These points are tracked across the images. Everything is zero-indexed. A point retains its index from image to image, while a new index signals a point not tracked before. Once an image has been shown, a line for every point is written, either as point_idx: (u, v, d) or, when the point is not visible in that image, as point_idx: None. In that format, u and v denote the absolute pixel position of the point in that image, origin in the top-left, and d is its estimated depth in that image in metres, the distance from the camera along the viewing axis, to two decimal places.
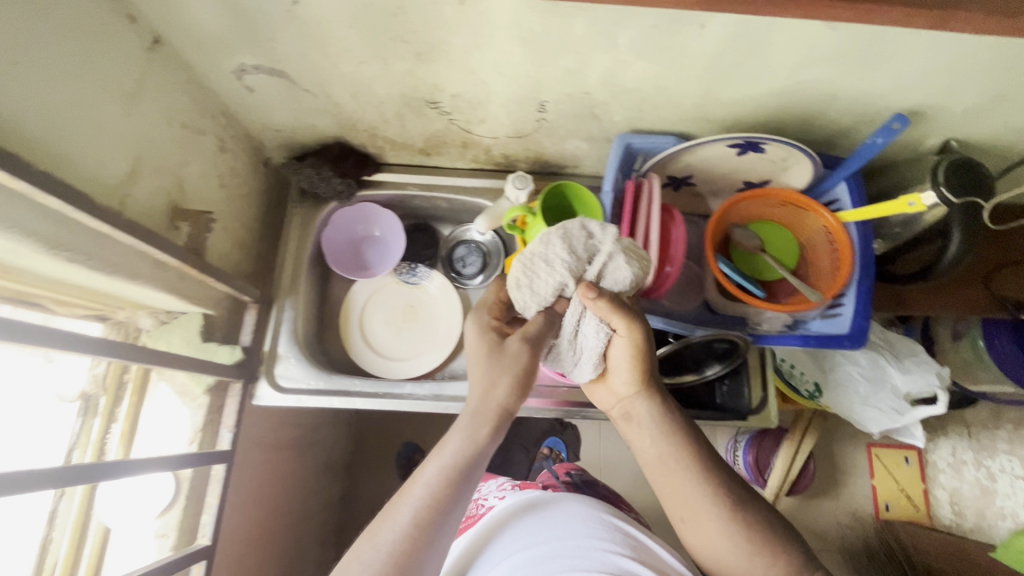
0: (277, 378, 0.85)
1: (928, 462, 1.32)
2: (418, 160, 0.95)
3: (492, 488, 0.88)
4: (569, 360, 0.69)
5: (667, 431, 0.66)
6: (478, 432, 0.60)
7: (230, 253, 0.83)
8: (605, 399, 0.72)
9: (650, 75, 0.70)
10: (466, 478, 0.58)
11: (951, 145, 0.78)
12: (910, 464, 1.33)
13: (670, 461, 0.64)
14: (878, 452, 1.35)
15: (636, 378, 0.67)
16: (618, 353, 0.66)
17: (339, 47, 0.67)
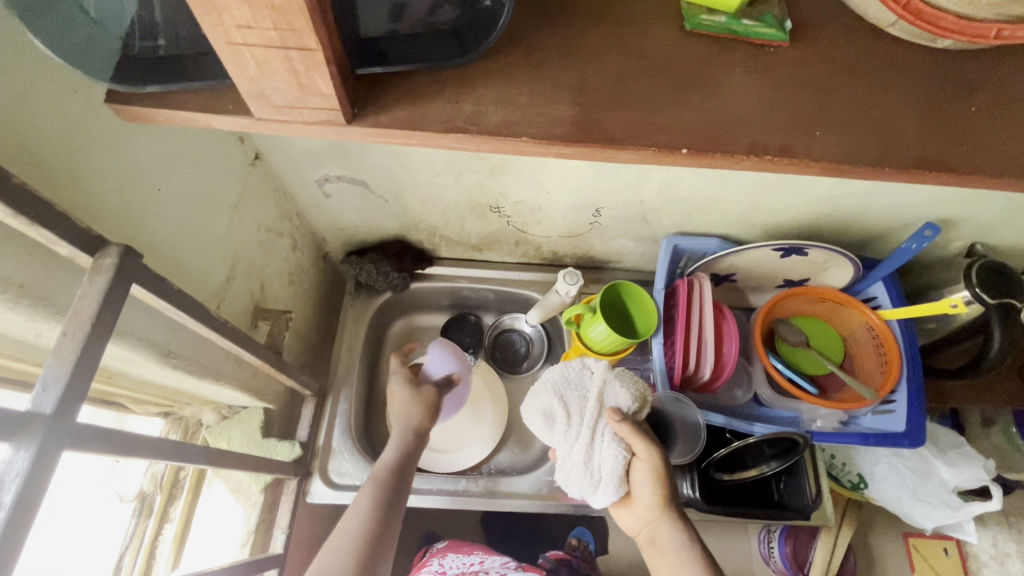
0: (330, 474, 0.83)
1: (969, 554, 1.25)
2: (469, 255, 1.00)
3: (495, 563, 0.90)
4: (590, 489, 0.66)
5: (691, 549, 0.63)
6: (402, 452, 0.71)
7: (293, 346, 0.85)
8: (631, 522, 0.68)
9: (702, 188, 0.77)
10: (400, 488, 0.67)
11: (977, 248, 0.84)
12: (950, 556, 1.26)
13: (688, 574, 0.61)
14: (916, 544, 1.27)
15: (662, 498, 0.64)
16: (640, 470, 0.64)
17: (422, 162, 0.74)
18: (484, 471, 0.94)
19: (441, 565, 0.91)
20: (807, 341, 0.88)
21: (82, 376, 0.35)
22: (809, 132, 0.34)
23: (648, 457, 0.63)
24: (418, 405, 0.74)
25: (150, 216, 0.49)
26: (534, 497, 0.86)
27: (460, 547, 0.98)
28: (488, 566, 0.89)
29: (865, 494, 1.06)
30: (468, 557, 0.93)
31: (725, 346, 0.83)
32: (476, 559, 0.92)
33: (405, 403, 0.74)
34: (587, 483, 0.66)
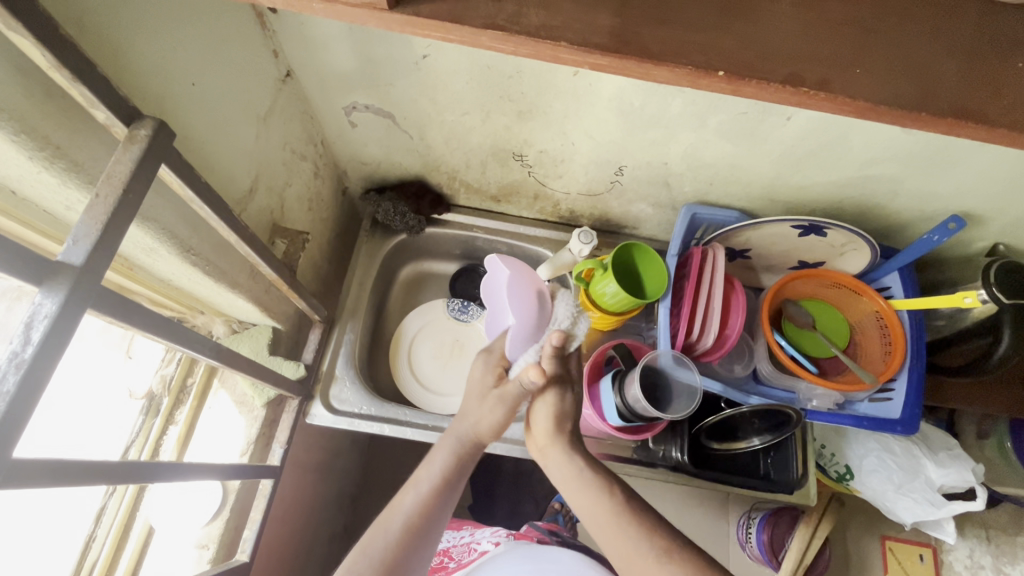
0: (331, 400, 0.85)
1: (944, 563, 1.28)
2: (486, 206, 1.01)
3: (485, 533, 0.97)
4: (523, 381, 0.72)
5: (582, 473, 0.63)
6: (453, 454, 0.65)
7: (306, 271, 0.87)
8: (536, 450, 0.71)
9: (729, 155, 0.76)
10: (446, 501, 0.62)
11: (999, 248, 0.83)
12: (925, 562, 1.28)
13: (580, 491, 0.62)
14: (893, 546, 1.30)
15: (553, 424, 0.66)
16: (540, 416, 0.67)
17: (450, 97, 0.73)
18: None
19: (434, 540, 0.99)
20: (815, 323, 0.88)
21: (111, 239, 0.36)
22: (849, 70, 0.34)
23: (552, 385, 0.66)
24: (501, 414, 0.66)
25: (180, 109, 0.50)
26: (526, 444, 0.88)
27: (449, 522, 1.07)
28: (479, 537, 0.97)
29: (850, 485, 1.06)
30: (458, 531, 1.02)
31: (732, 317, 0.83)
32: (466, 533, 1.00)
33: (483, 409, 0.67)
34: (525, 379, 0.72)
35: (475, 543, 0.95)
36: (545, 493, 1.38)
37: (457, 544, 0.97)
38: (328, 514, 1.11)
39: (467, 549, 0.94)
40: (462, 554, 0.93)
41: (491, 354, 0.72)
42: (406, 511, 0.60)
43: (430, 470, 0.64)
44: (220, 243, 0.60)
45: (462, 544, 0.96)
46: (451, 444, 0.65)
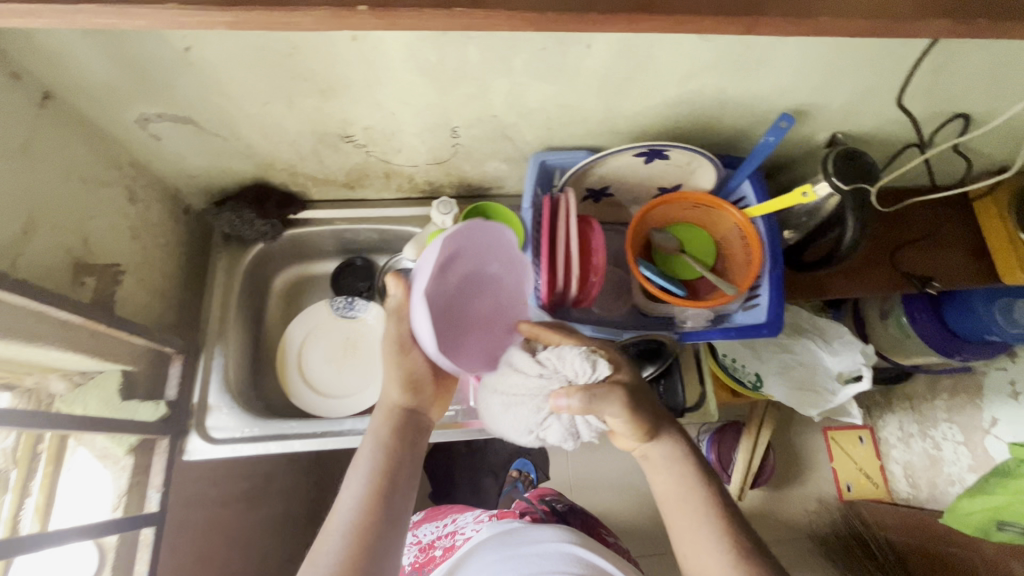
0: (209, 430, 0.81)
1: (881, 440, 1.64)
2: (344, 194, 0.96)
3: (469, 519, 0.98)
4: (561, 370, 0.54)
5: (684, 464, 0.62)
6: (384, 433, 0.64)
7: (149, 304, 0.80)
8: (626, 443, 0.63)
9: (551, 94, 0.73)
10: (389, 484, 0.60)
11: (838, 138, 0.86)
12: (864, 445, 1.64)
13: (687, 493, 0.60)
14: (832, 434, 1.65)
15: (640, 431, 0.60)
16: (626, 433, 0.60)
17: (241, 90, 0.68)
18: None
19: (415, 536, 1.05)
20: (682, 245, 0.89)
21: None
22: None
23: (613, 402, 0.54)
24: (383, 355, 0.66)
25: None
26: None
27: (437, 514, 1.11)
28: (462, 522, 0.98)
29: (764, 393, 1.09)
30: (441, 521, 1.05)
31: (594, 260, 0.81)
32: (450, 520, 1.03)
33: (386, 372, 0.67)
34: (576, 365, 0.54)
35: (459, 528, 0.96)
36: (500, 464, 1.44)
37: (442, 534, 0.99)
38: (263, 539, 1.10)
39: (450, 536, 0.96)
40: (448, 541, 0.94)
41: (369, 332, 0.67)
42: (348, 507, 0.58)
43: (378, 435, 0.64)
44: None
45: (446, 534, 0.97)
46: (405, 404, 0.67)
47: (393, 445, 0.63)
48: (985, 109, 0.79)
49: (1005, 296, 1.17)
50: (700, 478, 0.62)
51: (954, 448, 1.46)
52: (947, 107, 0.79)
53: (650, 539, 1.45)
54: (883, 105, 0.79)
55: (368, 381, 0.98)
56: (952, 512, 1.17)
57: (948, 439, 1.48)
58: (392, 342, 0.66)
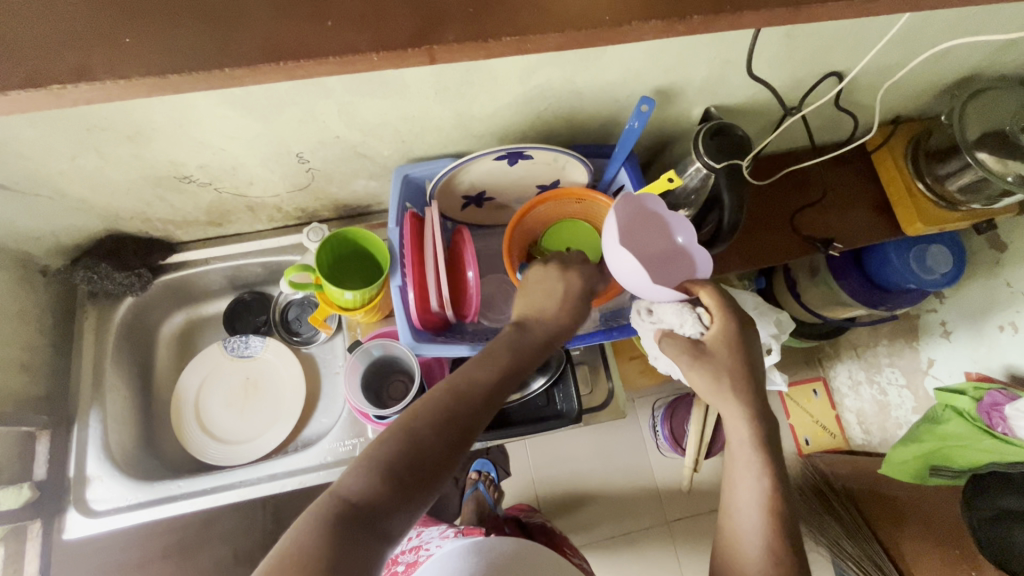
0: (89, 504, 0.77)
1: (834, 390, 1.65)
2: (214, 232, 0.90)
3: (434, 534, 1.01)
4: (675, 322, 0.67)
5: (759, 437, 0.60)
6: (505, 353, 0.61)
7: (6, 384, 0.75)
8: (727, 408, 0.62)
9: (388, 109, 0.68)
10: (479, 403, 0.57)
11: (711, 112, 0.82)
12: (819, 396, 1.67)
13: (751, 461, 0.60)
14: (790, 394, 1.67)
15: (723, 381, 0.62)
16: (699, 387, 0.64)
17: (37, 147, 0.62)
18: (290, 449, 0.93)
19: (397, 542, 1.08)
20: (568, 244, 0.85)
21: None
22: None
23: (706, 360, 0.63)
24: (558, 289, 0.68)
25: None
26: (322, 468, 0.82)
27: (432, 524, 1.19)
28: (427, 538, 0.99)
29: None
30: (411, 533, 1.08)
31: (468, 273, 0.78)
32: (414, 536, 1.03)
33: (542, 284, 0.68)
34: (675, 317, 0.67)
35: (424, 544, 0.97)
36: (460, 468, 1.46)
37: (407, 547, 1.00)
38: None
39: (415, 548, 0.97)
40: (409, 556, 0.95)
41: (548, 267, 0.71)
42: (440, 401, 0.56)
43: (468, 372, 0.59)
44: None
45: (411, 548, 0.98)
46: (525, 338, 0.63)
47: (500, 367, 0.60)
48: (850, 66, 0.76)
49: (918, 244, 1.16)
50: (758, 450, 0.60)
51: (899, 393, 1.47)
52: (811, 69, 0.76)
53: (609, 524, 1.45)
54: (745, 75, 0.75)
55: (272, 420, 0.94)
56: (887, 463, 1.21)
57: (892, 383, 1.49)
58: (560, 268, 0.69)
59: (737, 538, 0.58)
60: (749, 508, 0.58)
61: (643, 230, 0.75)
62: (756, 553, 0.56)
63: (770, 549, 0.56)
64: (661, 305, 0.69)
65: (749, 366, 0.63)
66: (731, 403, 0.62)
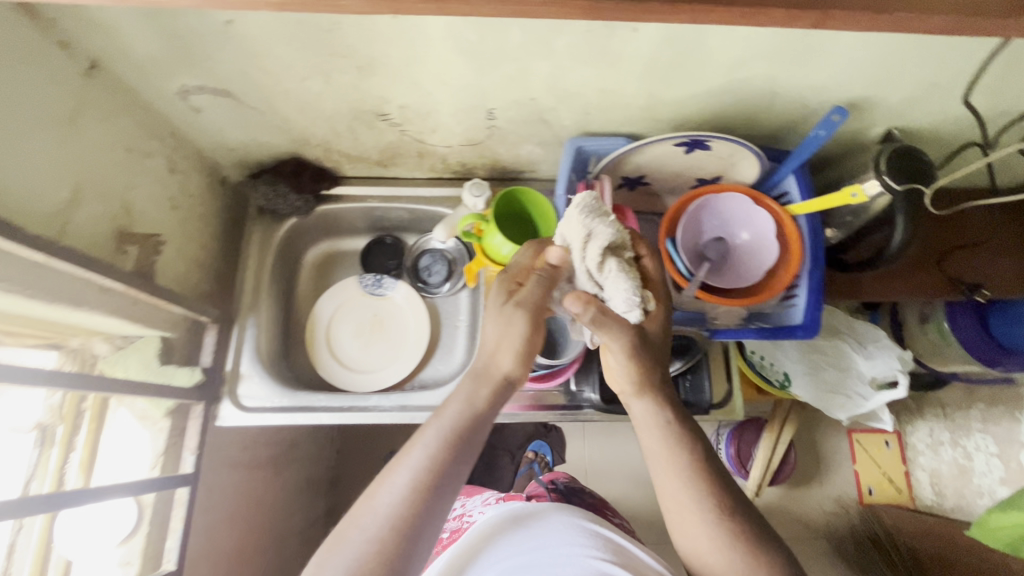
0: (240, 398, 0.85)
1: (907, 445, 1.48)
2: (376, 172, 0.96)
3: (477, 502, 0.92)
4: (620, 302, 0.61)
5: (671, 412, 0.64)
6: (478, 394, 0.63)
7: (188, 274, 0.83)
8: (633, 402, 0.66)
9: (592, 78, 0.71)
10: (456, 458, 0.58)
11: (894, 133, 0.81)
12: (890, 448, 1.49)
13: (660, 439, 0.62)
14: (859, 437, 1.51)
15: (638, 374, 0.63)
16: (618, 371, 0.65)
17: (280, 64, 0.67)
18: (407, 387, 0.98)
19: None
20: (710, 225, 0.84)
21: None
22: None
23: (622, 340, 0.63)
24: (529, 328, 0.64)
25: None
26: None
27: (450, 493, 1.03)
28: (471, 508, 0.90)
29: (791, 392, 1.06)
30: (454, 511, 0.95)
31: None
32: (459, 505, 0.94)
33: (507, 330, 0.65)
34: (626, 297, 0.61)
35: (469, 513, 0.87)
36: (516, 445, 1.44)
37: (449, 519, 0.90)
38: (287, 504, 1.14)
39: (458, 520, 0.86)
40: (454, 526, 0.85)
41: (507, 278, 0.68)
42: (410, 465, 0.57)
43: (399, 462, 0.57)
44: (68, 249, 0.57)
45: (455, 517, 0.89)
46: (454, 411, 0.61)
47: (464, 421, 0.60)
48: None
49: None
50: (684, 421, 0.64)
51: (987, 459, 1.39)
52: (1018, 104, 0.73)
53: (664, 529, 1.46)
54: (947, 99, 0.74)
55: (394, 357, 1.00)
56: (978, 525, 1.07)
57: (980, 449, 1.40)
58: (500, 303, 0.66)
59: (674, 517, 0.60)
60: (677, 480, 0.60)
61: (718, 219, 0.84)
62: (698, 521, 0.58)
63: (700, 515, 0.58)
64: (612, 277, 0.61)
65: (657, 358, 0.65)
66: (636, 397, 0.65)
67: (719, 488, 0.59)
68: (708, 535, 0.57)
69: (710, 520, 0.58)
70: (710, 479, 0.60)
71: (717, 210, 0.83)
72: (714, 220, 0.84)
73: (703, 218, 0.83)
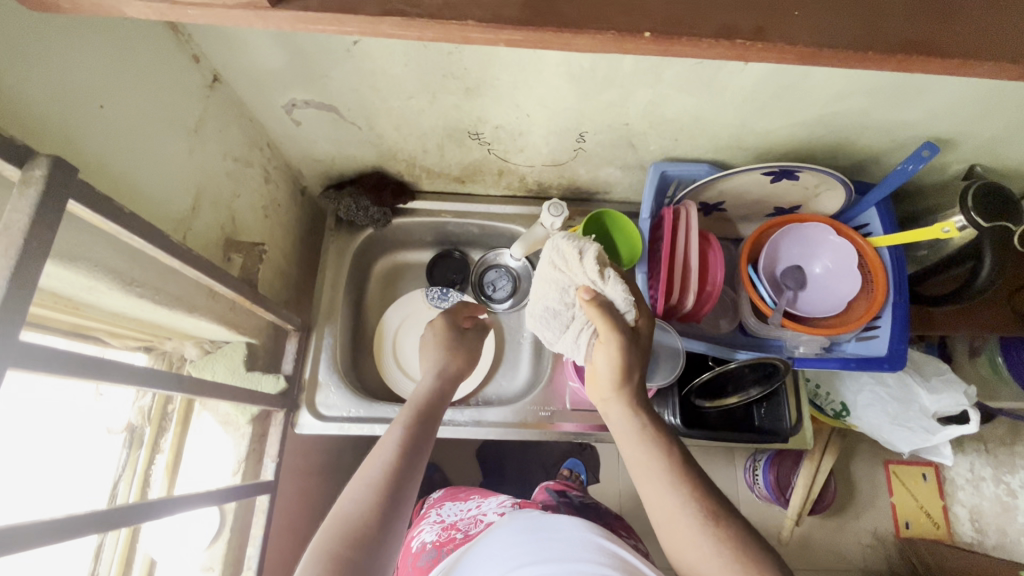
0: (317, 407, 0.85)
1: (946, 478, 1.39)
2: (452, 188, 0.97)
3: (492, 505, 0.81)
4: (621, 302, 0.58)
5: (648, 419, 0.59)
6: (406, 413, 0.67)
7: (272, 282, 0.84)
8: (615, 412, 0.61)
9: (690, 107, 0.72)
10: (409, 462, 0.60)
11: (977, 170, 0.81)
12: (927, 481, 1.40)
13: (639, 447, 0.57)
14: (895, 469, 1.41)
15: (619, 376, 0.59)
16: (602, 374, 0.60)
17: (391, 83, 0.69)
18: (473, 402, 0.98)
19: (439, 517, 0.85)
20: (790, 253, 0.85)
21: (25, 287, 0.35)
22: (789, 13, 0.35)
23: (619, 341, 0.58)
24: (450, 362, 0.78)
25: (84, 132, 0.47)
26: (521, 426, 0.89)
27: (457, 493, 0.92)
28: (485, 509, 0.80)
29: (847, 421, 1.08)
30: (467, 503, 0.86)
31: (710, 275, 0.81)
32: (474, 504, 0.84)
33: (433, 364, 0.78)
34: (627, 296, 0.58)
35: (482, 514, 0.78)
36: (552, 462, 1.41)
37: (465, 516, 0.81)
38: None
39: (473, 522, 0.78)
40: (468, 525, 0.77)
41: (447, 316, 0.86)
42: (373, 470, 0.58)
43: (365, 467, 0.59)
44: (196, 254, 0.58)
45: (468, 516, 0.80)
46: (397, 426, 0.64)
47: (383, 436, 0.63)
48: None
49: None
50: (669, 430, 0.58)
51: None
52: None
53: None
54: None
55: None
56: None
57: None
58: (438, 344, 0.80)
59: (667, 534, 0.53)
60: (664, 488, 0.54)
61: (798, 246, 0.84)
62: (696, 535, 0.51)
63: (695, 526, 0.51)
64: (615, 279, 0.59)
65: (642, 363, 0.61)
66: (616, 402, 0.60)
67: (711, 497, 0.53)
68: (706, 550, 0.50)
69: (705, 534, 0.50)
70: (694, 478, 0.54)
71: (798, 237, 0.84)
72: (793, 247, 0.84)
73: (782, 245, 0.84)
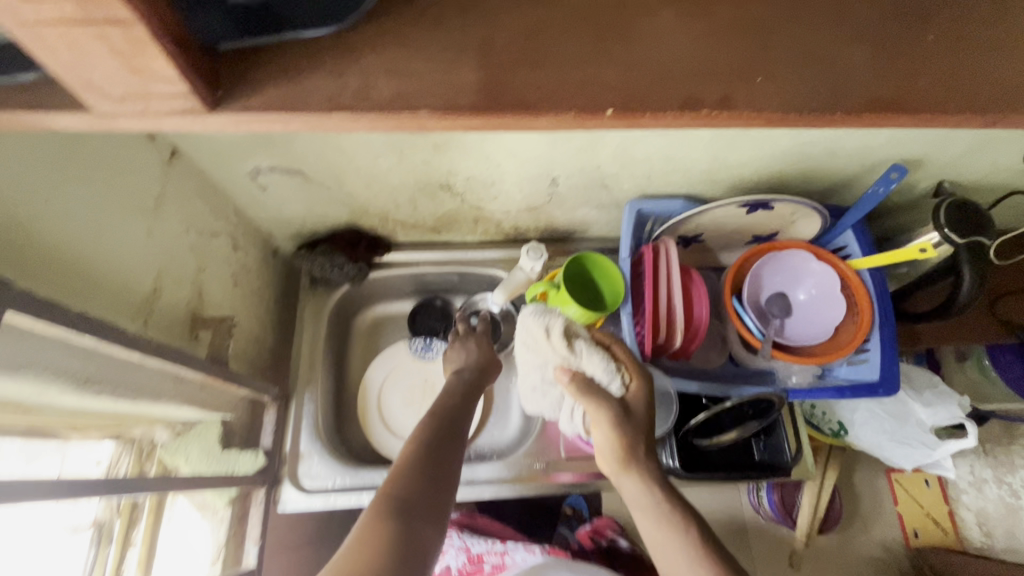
0: (301, 479, 0.81)
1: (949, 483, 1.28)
2: (428, 237, 0.96)
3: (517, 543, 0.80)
4: (600, 372, 0.63)
5: (660, 491, 0.57)
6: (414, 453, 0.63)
7: (246, 352, 0.81)
8: (628, 487, 0.59)
9: (659, 148, 0.72)
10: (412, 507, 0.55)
11: (945, 186, 0.82)
12: (931, 487, 1.28)
13: (649, 524, 0.56)
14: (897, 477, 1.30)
15: (623, 450, 0.59)
16: (603, 450, 0.60)
17: (356, 145, 0.68)
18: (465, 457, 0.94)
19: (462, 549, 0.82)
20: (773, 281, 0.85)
21: None
22: (752, 78, 0.39)
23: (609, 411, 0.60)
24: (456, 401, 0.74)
25: (41, 226, 0.45)
26: (515, 481, 0.86)
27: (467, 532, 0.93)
28: None
29: (847, 440, 1.07)
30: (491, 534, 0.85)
31: (695, 311, 0.80)
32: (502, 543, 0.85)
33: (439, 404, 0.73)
34: (603, 365, 0.63)
35: None
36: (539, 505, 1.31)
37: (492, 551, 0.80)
38: None
39: None
40: None
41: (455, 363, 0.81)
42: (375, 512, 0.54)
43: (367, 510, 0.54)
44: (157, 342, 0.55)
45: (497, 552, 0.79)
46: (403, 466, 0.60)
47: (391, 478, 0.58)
48: None
49: None
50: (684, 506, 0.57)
51: None
52: None
53: None
54: (999, 154, 0.76)
55: None
56: None
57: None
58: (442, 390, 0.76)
59: None
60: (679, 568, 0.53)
61: (780, 274, 0.84)
62: None
63: None
64: (590, 353, 0.64)
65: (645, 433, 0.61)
66: (625, 477, 0.59)
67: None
68: None
69: None
70: (707, 559, 0.53)
71: (779, 265, 0.84)
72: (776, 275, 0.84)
73: (764, 274, 0.84)
